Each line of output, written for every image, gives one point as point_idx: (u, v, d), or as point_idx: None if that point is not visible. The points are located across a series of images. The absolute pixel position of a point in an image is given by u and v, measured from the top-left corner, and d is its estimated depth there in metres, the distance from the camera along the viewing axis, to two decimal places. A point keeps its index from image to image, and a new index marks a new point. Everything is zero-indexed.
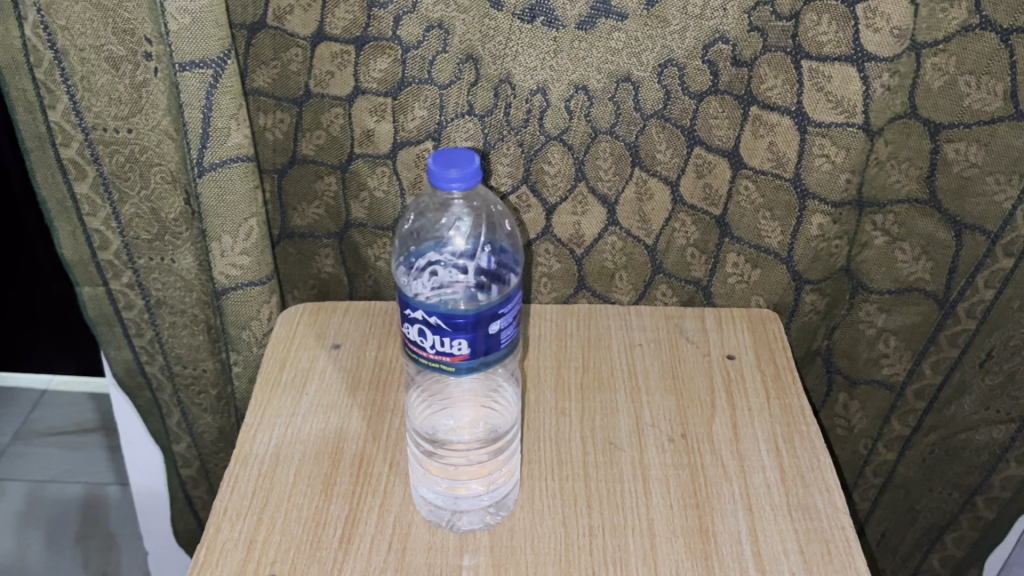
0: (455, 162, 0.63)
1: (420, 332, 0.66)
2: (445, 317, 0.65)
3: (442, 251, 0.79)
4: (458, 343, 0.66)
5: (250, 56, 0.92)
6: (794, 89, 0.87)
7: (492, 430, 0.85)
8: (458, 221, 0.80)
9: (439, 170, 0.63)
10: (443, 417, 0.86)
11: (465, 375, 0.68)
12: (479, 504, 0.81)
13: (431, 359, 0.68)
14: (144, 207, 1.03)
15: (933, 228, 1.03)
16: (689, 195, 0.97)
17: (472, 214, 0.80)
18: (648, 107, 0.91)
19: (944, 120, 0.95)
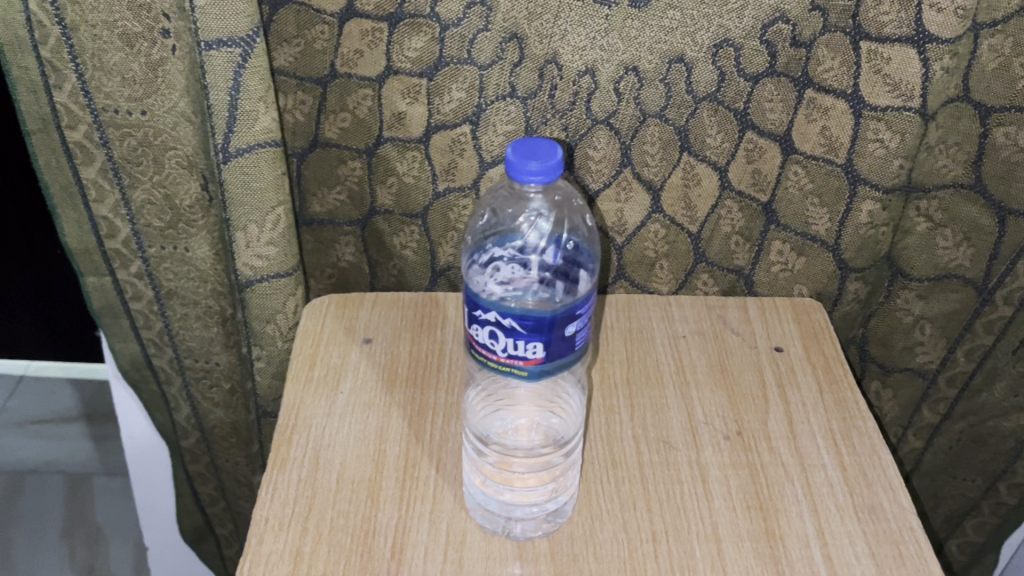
0: (535, 154, 0.59)
1: (488, 333, 0.62)
2: (518, 317, 0.60)
3: (507, 246, 0.73)
4: (532, 346, 0.61)
5: (271, 33, 0.87)
6: (852, 70, 0.84)
7: (550, 433, 0.81)
8: (532, 216, 0.74)
9: (516, 161, 0.58)
10: (497, 419, 0.83)
11: (536, 380, 0.63)
12: (534, 510, 0.76)
13: (502, 363, 0.63)
14: (157, 193, 0.97)
15: (977, 214, 1.01)
16: (737, 181, 0.93)
17: (549, 210, 0.74)
18: (700, 90, 0.86)
19: (995, 103, 0.93)
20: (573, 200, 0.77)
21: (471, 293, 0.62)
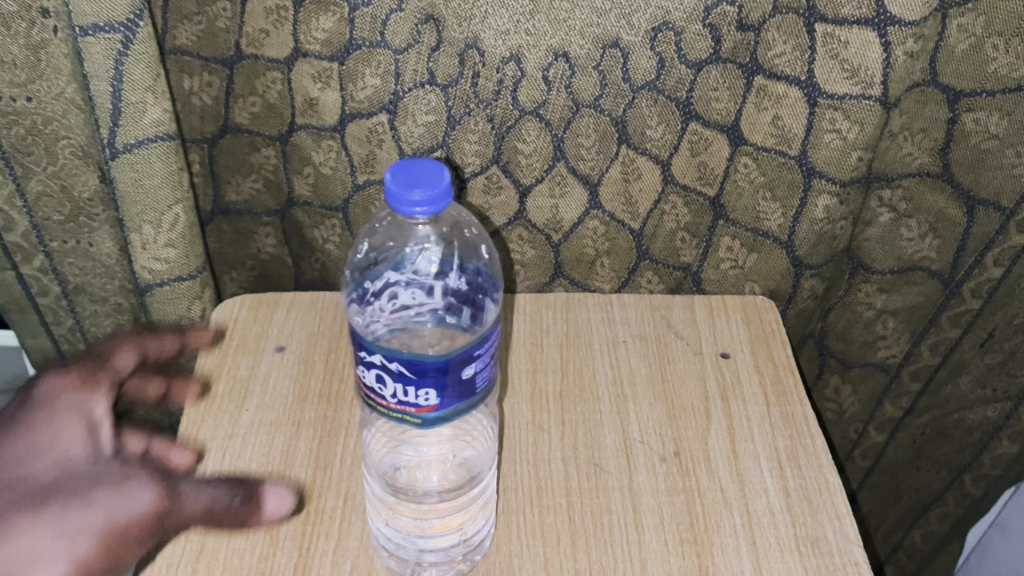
0: (420, 182, 0.57)
1: (376, 377, 0.57)
2: (410, 361, 0.54)
3: (403, 271, 0.73)
4: (425, 393, 0.56)
5: (170, 8, 0.78)
6: (805, 55, 0.76)
7: (465, 464, 0.75)
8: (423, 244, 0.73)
9: (399, 189, 0.56)
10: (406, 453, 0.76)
11: (432, 426, 0.58)
12: (450, 552, 0.71)
13: (393, 408, 0.58)
14: (53, 184, 0.89)
15: (943, 204, 0.93)
16: (682, 174, 0.86)
17: (441, 239, 0.73)
18: (637, 78, 0.79)
19: (967, 87, 0.85)
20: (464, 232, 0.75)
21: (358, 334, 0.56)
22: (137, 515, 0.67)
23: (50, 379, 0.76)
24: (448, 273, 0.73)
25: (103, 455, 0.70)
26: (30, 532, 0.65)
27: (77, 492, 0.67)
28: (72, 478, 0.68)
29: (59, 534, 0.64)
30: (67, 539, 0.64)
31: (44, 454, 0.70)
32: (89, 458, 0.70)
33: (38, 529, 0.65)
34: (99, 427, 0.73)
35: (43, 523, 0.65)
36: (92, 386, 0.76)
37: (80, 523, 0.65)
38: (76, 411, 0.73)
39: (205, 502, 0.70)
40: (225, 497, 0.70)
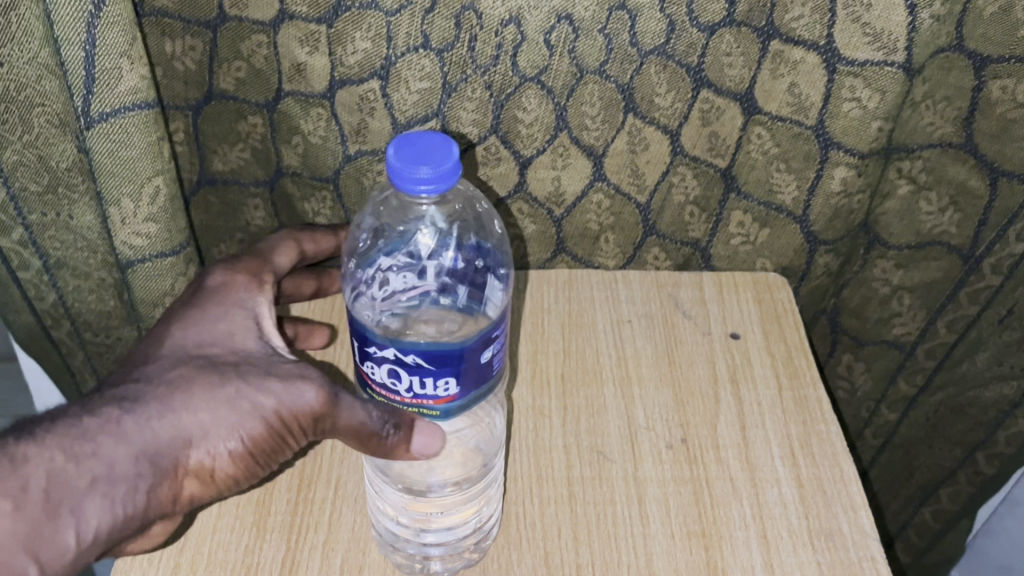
0: (426, 159, 0.56)
1: (390, 372, 0.59)
2: (427, 354, 0.56)
3: (395, 255, 0.72)
4: (444, 384, 0.59)
5: None
6: (825, 18, 0.71)
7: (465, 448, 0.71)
8: (421, 225, 0.72)
9: (405, 165, 0.55)
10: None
11: (448, 417, 0.61)
12: (458, 544, 0.68)
13: (410, 401, 0.61)
14: (29, 154, 0.83)
15: (965, 175, 0.89)
16: (691, 145, 0.81)
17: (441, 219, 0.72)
18: (646, 42, 0.74)
19: (994, 53, 0.80)
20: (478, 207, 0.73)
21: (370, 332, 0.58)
22: (306, 407, 0.63)
23: (218, 271, 0.74)
24: (440, 254, 0.71)
25: (269, 350, 0.69)
26: (214, 402, 0.62)
27: (252, 374, 0.64)
28: (241, 363, 0.65)
29: (245, 407, 0.62)
30: (260, 417, 0.62)
31: (221, 343, 0.68)
32: (262, 350, 0.68)
33: (205, 402, 0.62)
34: (263, 327, 0.71)
35: (220, 396, 0.62)
36: (258, 279, 0.75)
37: (276, 401, 0.62)
38: (241, 308, 0.72)
39: (364, 418, 0.62)
40: (382, 417, 0.62)
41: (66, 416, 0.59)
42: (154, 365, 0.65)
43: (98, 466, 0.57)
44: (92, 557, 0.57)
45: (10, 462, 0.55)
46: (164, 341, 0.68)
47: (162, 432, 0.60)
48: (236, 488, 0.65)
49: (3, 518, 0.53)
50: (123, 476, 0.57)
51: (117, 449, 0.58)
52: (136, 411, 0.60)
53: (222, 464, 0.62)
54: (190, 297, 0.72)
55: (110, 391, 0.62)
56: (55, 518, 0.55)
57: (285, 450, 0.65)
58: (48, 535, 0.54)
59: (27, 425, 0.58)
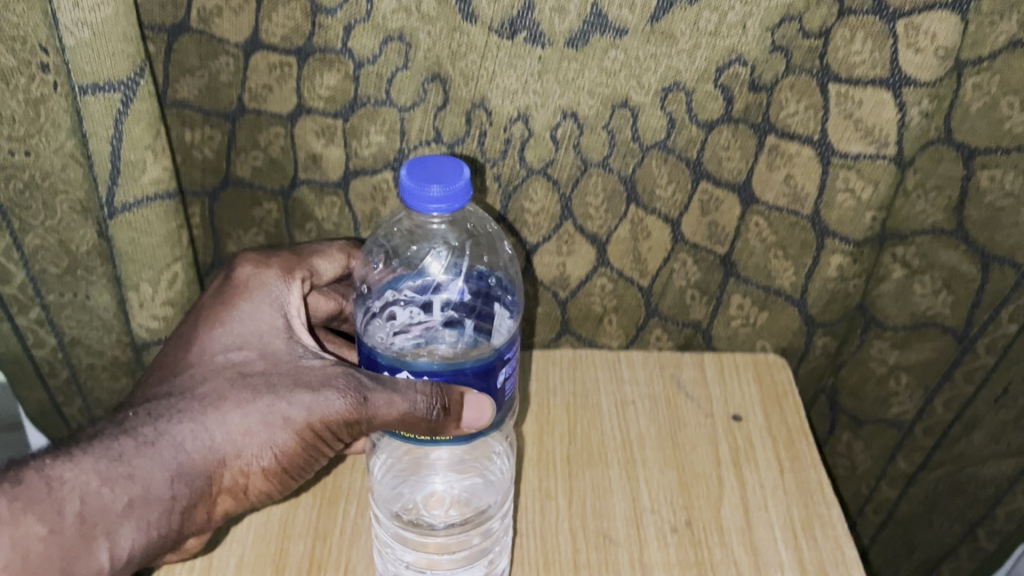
0: (436, 179, 0.61)
1: None
2: (439, 377, 0.64)
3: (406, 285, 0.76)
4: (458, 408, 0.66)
5: (171, 63, 0.77)
6: (818, 115, 0.75)
7: (479, 492, 0.77)
8: (434, 251, 0.77)
9: (416, 185, 0.61)
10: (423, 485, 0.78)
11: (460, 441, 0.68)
12: None
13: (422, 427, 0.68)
14: (51, 238, 0.87)
15: (957, 260, 0.91)
16: (692, 234, 0.84)
17: (452, 247, 0.77)
18: (647, 137, 0.78)
19: (980, 145, 0.83)
20: (487, 228, 0.78)
21: (383, 358, 0.67)
22: (335, 416, 0.66)
23: (250, 262, 0.77)
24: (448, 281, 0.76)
25: (297, 352, 0.72)
26: (246, 416, 0.66)
27: (282, 387, 0.68)
28: (272, 372, 0.69)
29: (277, 422, 0.66)
30: (291, 431, 0.67)
31: (250, 346, 0.71)
32: (290, 352, 0.71)
33: (238, 415, 0.66)
34: (290, 326, 0.74)
35: (253, 412, 0.66)
36: (288, 274, 0.77)
37: (306, 414, 0.67)
38: (270, 306, 0.74)
39: (407, 407, 0.64)
40: (426, 400, 0.63)
41: (101, 438, 0.63)
42: (186, 375, 0.69)
43: (134, 488, 0.61)
44: (128, 570, 0.62)
45: (45, 485, 0.59)
46: (194, 343, 0.71)
47: (197, 453, 0.64)
48: (268, 499, 0.71)
49: (42, 541, 0.57)
50: (158, 498, 0.62)
51: (151, 472, 0.62)
52: (171, 432, 0.64)
53: (255, 480, 0.67)
54: (220, 291, 0.75)
55: (143, 408, 0.66)
56: (91, 541, 0.59)
57: (315, 458, 0.69)
58: (84, 558, 0.59)
59: (62, 446, 0.62)
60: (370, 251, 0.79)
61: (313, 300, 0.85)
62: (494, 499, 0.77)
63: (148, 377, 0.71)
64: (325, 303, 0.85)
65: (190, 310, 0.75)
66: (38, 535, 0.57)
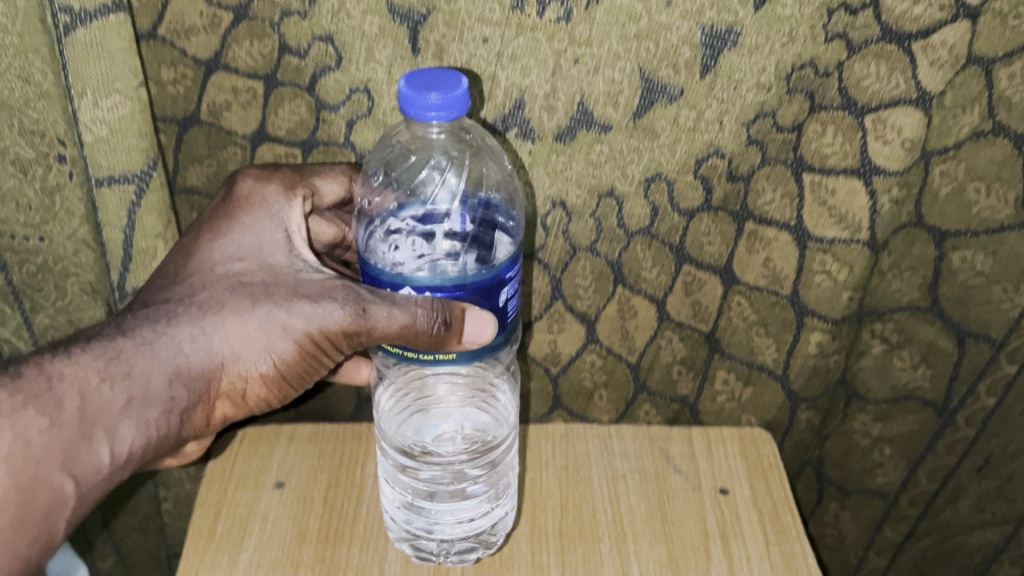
0: (435, 86, 0.63)
1: None
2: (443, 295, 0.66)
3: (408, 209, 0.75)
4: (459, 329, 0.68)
5: (181, 152, 0.84)
6: (794, 202, 0.79)
7: (481, 426, 0.85)
8: (434, 172, 0.76)
9: (415, 92, 0.63)
10: (426, 419, 0.86)
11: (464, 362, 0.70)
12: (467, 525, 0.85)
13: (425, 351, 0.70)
14: (61, 319, 0.90)
15: (934, 336, 0.95)
16: (676, 312, 0.88)
17: (451, 165, 0.75)
18: (632, 224, 0.83)
19: (952, 228, 0.87)
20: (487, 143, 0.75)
21: (382, 273, 0.69)
22: (332, 325, 0.69)
23: (250, 177, 0.76)
24: (450, 188, 0.76)
25: (297, 266, 0.74)
26: (245, 325, 0.70)
27: (281, 295, 0.71)
28: (271, 283, 0.72)
29: (276, 330, 0.70)
30: (288, 339, 0.71)
31: (249, 257, 0.74)
32: (291, 265, 0.73)
33: (236, 325, 0.70)
34: (292, 241, 0.75)
35: (252, 319, 0.70)
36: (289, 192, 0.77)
37: (304, 322, 0.70)
38: (271, 220, 0.75)
39: (407, 318, 0.66)
40: (427, 313, 0.65)
41: (99, 338, 0.68)
42: (187, 283, 0.72)
43: (133, 389, 0.67)
44: (128, 470, 0.68)
45: (45, 380, 0.64)
46: (195, 255, 0.73)
47: (195, 355, 0.69)
48: (267, 404, 0.76)
49: (43, 434, 0.63)
50: (155, 399, 0.67)
51: (150, 372, 0.67)
52: (169, 333, 0.69)
53: (253, 386, 0.73)
54: (221, 206, 0.76)
55: (144, 309, 0.70)
56: (91, 437, 0.65)
57: (314, 366, 0.74)
58: (85, 452, 0.64)
59: (61, 346, 0.67)
60: (372, 163, 0.78)
61: (316, 225, 0.83)
62: (496, 434, 0.85)
63: (151, 283, 0.74)
64: (329, 229, 0.84)
65: (193, 221, 0.77)
66: (39, 428, 0.63)
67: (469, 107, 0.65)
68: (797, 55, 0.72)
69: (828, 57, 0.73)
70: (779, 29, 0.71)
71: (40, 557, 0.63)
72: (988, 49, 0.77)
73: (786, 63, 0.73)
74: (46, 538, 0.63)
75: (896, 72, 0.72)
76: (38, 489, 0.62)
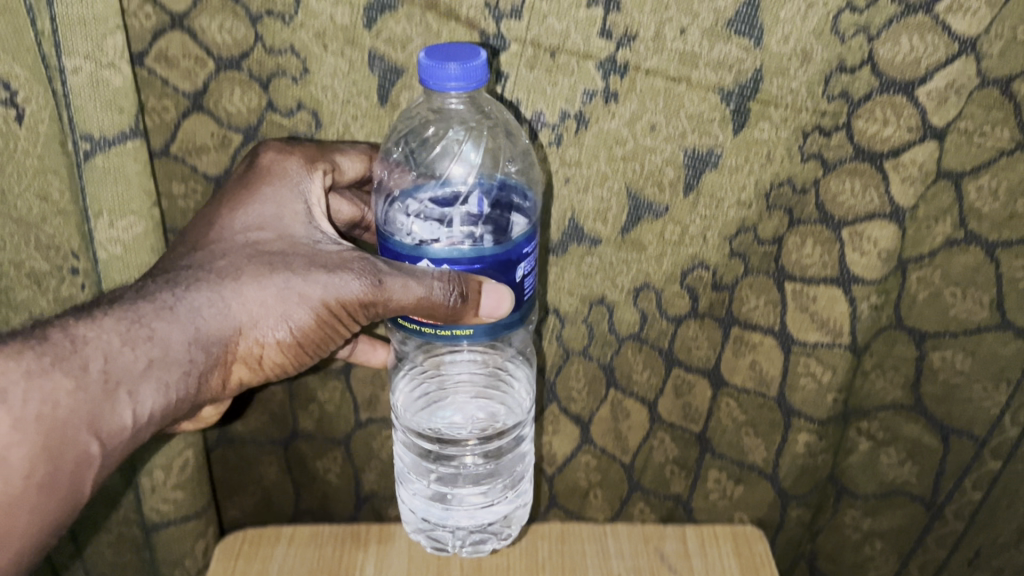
0: (454, 57, 0.63)
1: None
2: (459, 268, 0.65)
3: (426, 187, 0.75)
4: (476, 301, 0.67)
5: None
6: (777, 309, 0.83)
7: (497, 416, 0.87)
8: (452, 149, 0.76)
9: (435, 63, 0.63)
10: (443, 407, 0.87)
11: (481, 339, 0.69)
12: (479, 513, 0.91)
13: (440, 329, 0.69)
14: None
15: (919, 433, 0.97)
16: (667, 414, 0.93)
17: (469, 142, 0.75)
18: (622, 329, 0.89)
19: (930, 328, 0.90)
20: (505, 118, 0.75)
21: (401, 248, 0.68)
22: (350, 296, 0.69)
23: (272, 150, 0.77)
24: (468, 161, 0.76)
25: (316, 237, 0.74)
26: (263, 292, 0.69)
27: (299, 264, 0.71)
28: (290, 253, 0.71)
29: (293, 298, 0.70)
30: (307, 307, 0.70)
31: (268, 226, 0.73)
32: (309, 236, 0.73)
33: (254, 293, 0.69)
34: (312, 214, 0.75)
35: (270, 287, 0.70)
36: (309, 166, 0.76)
37: (321, 291, 0.70)
38: (290, 192, 0.75)
39: (424, 292, 0.65)
40: (444, 286, 0.65)
41: (123, 300, 0.66)
42: (206, 250, 0.71)
43: (153, 349, 0.65)
44: (150, 430, 0.67)
45: (70, 342, 0.63)
46: (215, 224, 0.73)
47: (213, 320, 0.68)
48: (282, 372, 0.75)
49: (70, 397, 0.61)
50: (176, 360, 0.67)
51: (171, 334, 0.66)
52: (189, 298, 0.68)
53: (269, 351, 0.72)
54: (244, 176, 0.76)
55: (164, 275, 0.69)
56: (114, 398, 0.63)
57: (331, 336, 0.73)
58: (110, 415, 0.63)
59: (85, 309, 0.65)
60: (391, 137, 0.78)
61: (335, 203, 0.84)
62: (511, 422, 0.87)
63: (171, 251, 0.73)
64: (347, 208, 0.84)
65: (215, 193, 0.76)
66: (66, 390, 0.61)
67: (486, 79, 0.65)
68: (774, 175, 0.78)
69: (804, 175, 0.78)
70: (757, 151, 0.76)
71: (69, 515, 0.63)
72: (957, 164, 0.80)
73: (765, 182, 0.78)
74: (75, 498, 0.62)
75: (870, 189, 0.76)
76: (66, 449, 0.61)
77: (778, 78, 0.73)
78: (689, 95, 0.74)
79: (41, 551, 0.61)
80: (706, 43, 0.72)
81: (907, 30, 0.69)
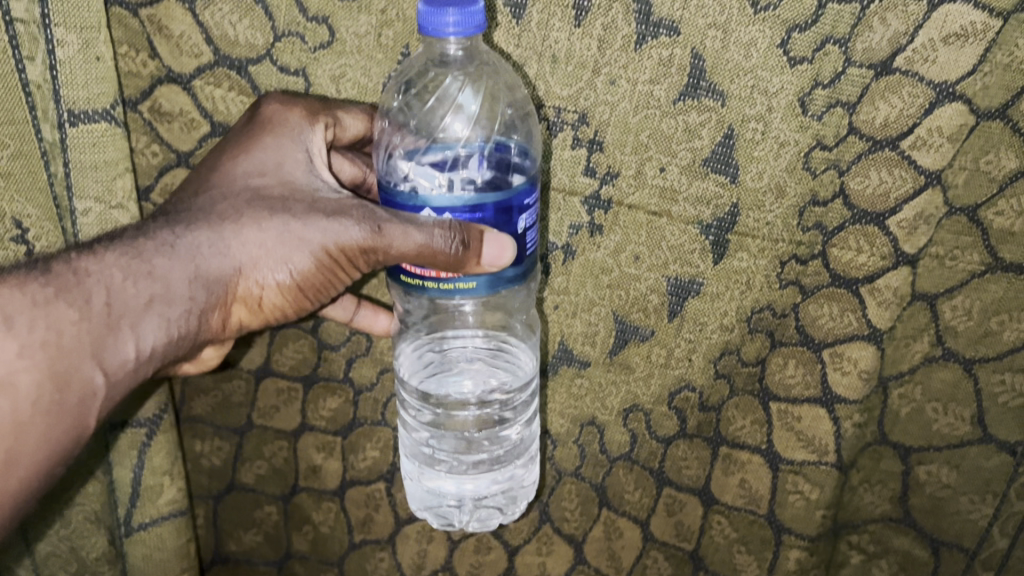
0: (452, 3, 0.62)
1: None
2: (460, 216, 0.64)
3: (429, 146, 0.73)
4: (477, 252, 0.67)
5: (189, 386, 0.97)
6: (763, 428, 0.86)
7: (500, 382, 0.85)
8: (450, 100, 0.74)
9: (433, 9, 0.62)
10: (447, 375, 0.86)
11: (483, 290, 0.69)
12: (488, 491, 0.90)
13: (442, 281, 0.68)
14: (62, 546, 0.94)
15: (909, 545, 0.89)
16: (660, 533, 0.93)
17: (469, 91, 0.73)
18: (613, 450, 0.92)
19: (914, 443, 0.85)
20: (504, 71, 0.73)
21: (403, 196, 0.67)
22: (349, 242, 0.68)
23: (275, 102, 0.75)
24: (466, 113, 0.74)
25: (317, 185, 0.72)
26: (263, 234, 0.69)
27: (299, 209, 0.69)
28: (290, 198, 0.70)
29: (292, 241, 0.69)
30: (306, 251, 0.69)
31: (271, 174, 0.72)
32: (309, 184, 0.72)
33: (254, 235, 0.69)
34: (313, 163, 0.74)
35: (270, 229, 0.69)
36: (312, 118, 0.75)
37: (321, 236, 0.69)
38: (293, 141, 0.74)
39: (424, 239, 0.64)
40: (445, 234, 0.64)
41: (124, 238, 0.67)
42: (208, 195, 0.71)
43: (154, 288, 0.66)
44: (151, 366, 0.68)
45: (73, 275, 0.64)
46: (219, 171, 0.72)
47: (213, 262, 0.68)
48: (284, 317, 0.75)
49: (74, 326, 0.63)
50: (177, 297, 0.67)
51: (172, 271, 0.67)
52: (190, 237, 0.68)
53: (269, 294, 0.71)
54: (246, 126, 0.75)
55: (166, 217, 0.70)
56: (117, 332, 0.65)
57: (333, 281, 0.72)
58: (111, 346, 0.65)
59: (88, 245, 0.67)
60: (391, 87, 0.76)
61: (336, 162, 0.83)
62: (514, 389, 0.86)
63: (177, 196, 0.73)
64: (350, 168, 0.84)
65: (219, 140, 0.76)
66: (70, 321, 0.63)
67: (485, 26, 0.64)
68: (754, 301, 0.81)
69: (784, 301, 0.81)
70: (737, 279, 0.80)
71: (74, 442, 0.65)
72: (929, 285, 0.77)
73: (746, 307, 0.82)
74: (80, 428, 0.65)
75: (848, 313, 0.79)
76: (70, 379, 0.63)
77: (754, 211, 0.77)
78: (670, 228, 0.79)
79: (50, 479, 0.65)
80: (685, 180, 0.77)
81: (874, 165, 0.73)
